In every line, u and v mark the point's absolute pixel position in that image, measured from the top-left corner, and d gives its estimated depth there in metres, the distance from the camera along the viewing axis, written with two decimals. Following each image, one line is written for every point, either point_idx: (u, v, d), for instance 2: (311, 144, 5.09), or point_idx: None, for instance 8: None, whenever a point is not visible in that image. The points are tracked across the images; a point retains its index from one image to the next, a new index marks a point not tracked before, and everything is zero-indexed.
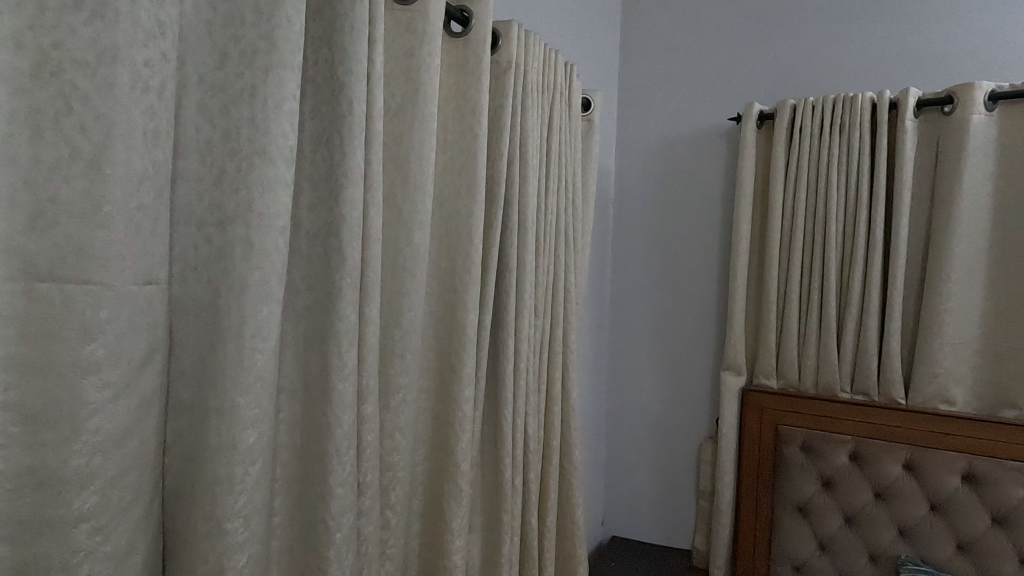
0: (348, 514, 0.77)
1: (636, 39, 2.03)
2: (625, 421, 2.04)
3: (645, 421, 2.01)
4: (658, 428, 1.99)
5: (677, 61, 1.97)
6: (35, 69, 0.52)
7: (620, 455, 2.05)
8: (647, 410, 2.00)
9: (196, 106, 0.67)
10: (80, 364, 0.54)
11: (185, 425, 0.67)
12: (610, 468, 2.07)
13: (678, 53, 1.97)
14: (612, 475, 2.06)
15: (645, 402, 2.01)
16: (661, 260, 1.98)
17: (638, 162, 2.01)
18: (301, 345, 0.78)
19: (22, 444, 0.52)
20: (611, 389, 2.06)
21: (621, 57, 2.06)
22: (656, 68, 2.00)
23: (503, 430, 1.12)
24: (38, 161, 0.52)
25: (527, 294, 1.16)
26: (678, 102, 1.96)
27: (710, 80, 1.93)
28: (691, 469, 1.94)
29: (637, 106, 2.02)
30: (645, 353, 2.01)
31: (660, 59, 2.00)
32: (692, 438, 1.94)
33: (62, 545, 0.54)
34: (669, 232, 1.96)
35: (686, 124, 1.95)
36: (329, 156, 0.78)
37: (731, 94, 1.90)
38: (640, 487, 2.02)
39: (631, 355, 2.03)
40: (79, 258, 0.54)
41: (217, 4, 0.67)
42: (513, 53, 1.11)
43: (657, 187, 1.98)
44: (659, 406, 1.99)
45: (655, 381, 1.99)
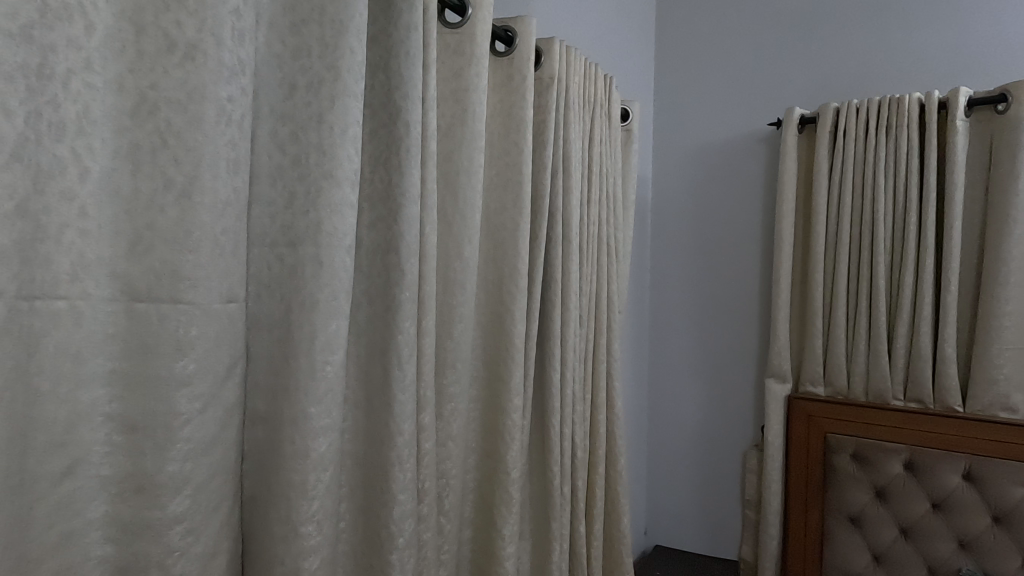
0: (409, 520, 0.80)
1: (671, 47, 2.04)
2: (666, 428, 2.03)
3: (687, 430, 2.00)
4: (700, 436, 1.97)
5: (714, 67, 1.97)
6: (135, 109, 0.57)
7: (662, 463, 2.04)
8: (689, 419, 1.99)
9: (268, 134, 0.71)
10: (173, 377, 0.58)
11: (261, 434, 0.71)
12: (652, 476, 2.06)
13: (714, 60, 1.97)
14: (654, 484, 2.05)
15: (687, 410, 2.00)
16: (700, 267, 1.97)
17: (675, 171, 2.01)
18: (363, 357, 0.82)
19: (124, 451, 0.57)
20: (651, 397, 2.06)
21: (657, 65, 2.06)
22: (692, 75, 2.00)
23: (551, 437, 1.14)
24: (138, 192, 0.58)
25: (572, 304, 1.18)
26: (715, 109, 1.95)
27: (747, 86, 1.91)
28: (735, 478, 1.92)
29: (674, 114, 2.02)
30: (685, 360, 2.00)
31: (696, 66, 2.00)
32: (736, 446, 1.92)
33: (159, 546, 0.58)
34: (707, 238, 1.96)
35: (725, 130, 1.94)
36: (387, 176, 0.82)
37: (769, 100, 1.88)
38: (683, 496, 2.00)
39: (671, 362, 2.02)
40: (172, 280, 0.58)
41: (286, 38, 0.72)
42: (555, 69, 1.14)
43: (695, 194, 1.97)
44: (700, 414, 1.97)
45: (696, 389, 1.98)
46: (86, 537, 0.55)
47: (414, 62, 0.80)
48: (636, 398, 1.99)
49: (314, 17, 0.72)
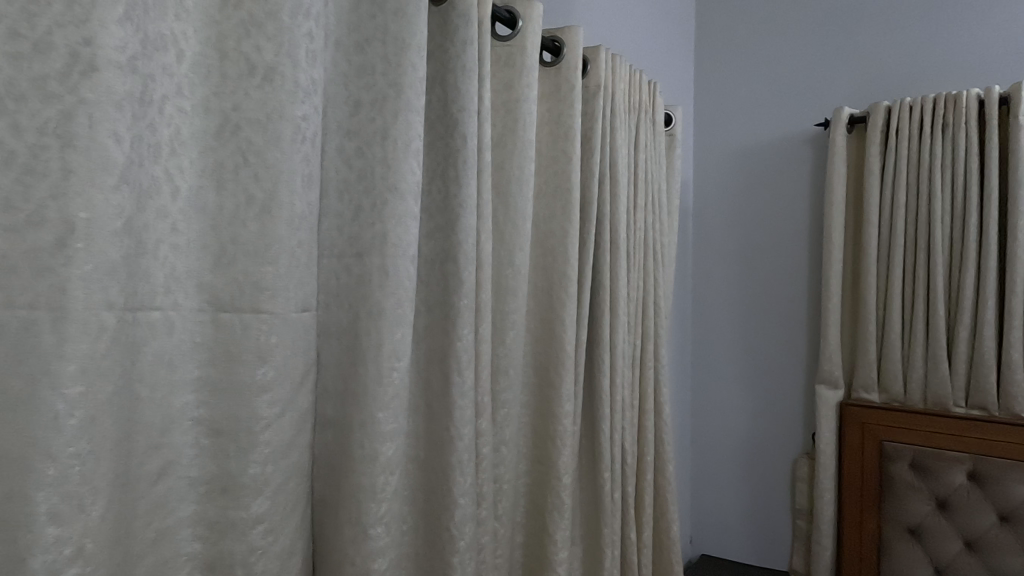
0: (470, 524, 0.82)
1: (711, 51, 2.02)
2: (710, 435, 2.00)
3: (733, 437, 1.96)
4: (747, 442, 1.93)
5: (756, 69, 1.94)
6: (219, 130, 0.61)
7: (706, 470, 2.01)
8: (734, 426, 1.96)
9: (336, 149, 0.74)
10: (255, 384, 0.61)
11: (332, 438, 0.73)
12: (696, 484, 2.02)
13: (755, 62, 1.94)
14: (698, 491, 2.02)
15: (732, 416, 1.96)
16: (743, 271, 1.94)
17: (716, 174, 1.98)
18: (423, 363, 0.85)
19: (210, 453, 0.61)
20: (694, 402, 2.03)
21: (696, 69, 2.05)
22: (733, 78, 1.98)
23: (601, 443, 1.14)
24: (222, 208, 0.61)
25: (620, 309, 1.18)
26: (757, 111, 1.92)
27: (792, 87, 1.88)
28: (784, 486, 1.87)
29: (714, 118, 2.00)
30: (730, 366, 1.96)
31: (736, 69, 1.97)
32: (785, 454, 1.87)
33: (243, 544, 0.61)
34: (750, 242, 1.93)
35: (768, 132, 1.91)
36: (444, 188, 0.84)
37: (815, 101, 1.84)
38: (729, 504, 1.96)
39: (715, 369, 1.99)
40: (254, 291, 0.61)
41: (351, 58, 0.75)
42: (601, 77, 1.15)
43: (737, 198, 1.94)
44: (746, 421, 1.94)
45: (742, 395, 1.94)
46: (178, 535, 0.59)
47: (471, 75, 0.82)
48: (679, 403, 1.97)
49: (377, 36, 0.75)
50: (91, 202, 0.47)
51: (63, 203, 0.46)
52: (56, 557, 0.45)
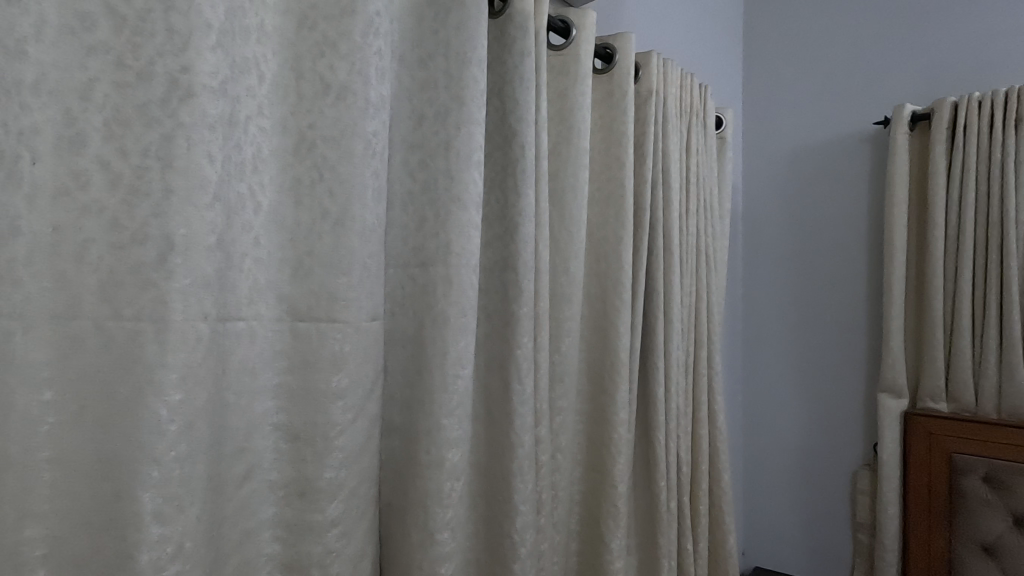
0: (531, 530, 0.82)
1: (760, 50, 1.98)
2: (763, 443, 1.94)
3: (788, 447, 1.90)
4: (802, 452, 1.87)
5: (808, 67, 1.88)
6: (296, 147, 0.64)
7: (759, 480, 1.95)
8: (788, 435, 1.90)
9: (401, 162, 0.77)
10: (331, 391, 0.63)
11: (398, 443, 0.75)
12: (748, 494, 1.97)
13: (808, 59, 1.88)
14: (750, 501, 1.96)
15: (786, 424, 1.90)
16: (797, 275, 1.88)
17: (768, 176, 1.94)
18: (483, 371, 0.86)
19: (289, 457, 0.63)
20: (746, 410, 1.98)
21: (745, 69, 2.01)
22: (784, 77, 1.92)
23: (656, 451, 1.13)
24: (299, 221, 0.64)
25: (674, 315, 1.16)
26: (810, 110, 1.87)
27: (847, 84, 1.81)
28: (843, 498, 1.80)
29: (764, 119, 1.95)
30: (784, 373, 1.91)
31: (787, 67, 1.92)
32: (843, 465, 1.80)
33: (319, 546, 0.63)
34: (803, 245, 1.87)
35: (822, 132, 1.85)
36: (503, 197, 0.85)
37: (872, 97, 1.77)
38: (784, 515, 1.90)
39: (768, 376, 1.94)
40: (329, 301, 0.63)
41: (415, 73, 0.77)
42: (653, 82, 1.14)
43: (789, 200, 1.89)
44: (801, 430, 1.87)
45: (797, 402, 1.88)
46: (260, 536, 0.61)
47: (528, 85, 0.83)
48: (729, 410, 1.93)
49: (439, 51, 0.76)
50: (189, 220, 0.50)
51: (164, 221, 0.49)
52: (159, 555, 0.48)
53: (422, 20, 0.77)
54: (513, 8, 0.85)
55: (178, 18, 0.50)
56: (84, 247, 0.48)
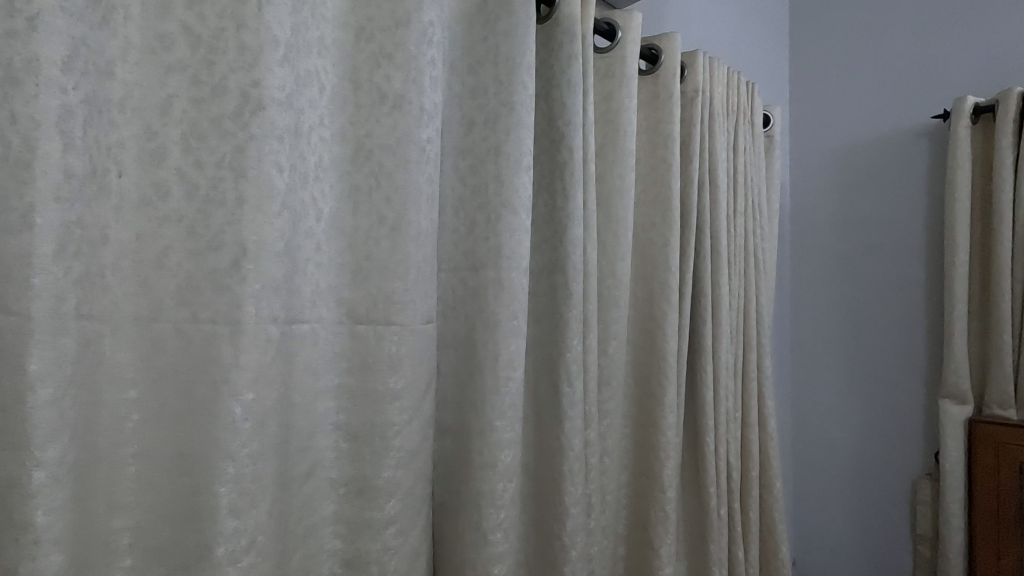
0: (582, 534, 0.82)
1: (808, 47, 1.92)
2: (814, 451, 1.88)
3: (842, 455, 1.82)
4: (857, 461, 1.80)
5: (858, 62, 1.81)
6: (354, 155, 0.66)
7: (811, 489, 1.89)
8: (842, 442, 1.82)
9: (451, 168, 0.78)
10: (388, 392, 0.65)
11: (451, 444, 0.77)
12: (800, 503, 1.91)
13: (858, 54, 1.81)
14: (802, 510, 1.90)
15: (839, 432, 1.83)
16: (849, 276, 1.81)
17: (816, 174, 1.87)
18: (532, 373, 0.87)
19: (349, 457, 0.65)
20: (797, 416, 1.92)
21: (792, 66, 1.96)
22: (833, 74, 1.86)
23: (706, 455, 1.11)
24: (358, 227, 0.66)
25: (723, 318, 1.14)
26: (861, 106, 1.80)
27: (902, 76, 1.73)
28: (902, 510, 1.71)
29: (812, 116, 1.89)
30: (836, 379, 1.83)
31: (836, 62, 1.86)
32: (902, 476, 1.72)
33: (377, 543, 0.64)
34: (856, 245, 1.79)
35: (875, 127, 1.77)
36: (551, 200, 0.86)
37: (931, 89, 1.68)
38: (838, 526, 1.83)
39: (819, 382, 1.87)
40: (386, 304, 0.65)
41: (465, 80, 0.79)
42: (699, 82, 1.12)
43: (840, 199, 1.82)
44: (856, 438, 1.80)
45: (851, 410, 1.81)
46: (322, 532, 0.63)
47: (576, 89, 0.83)
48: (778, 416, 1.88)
49: (489, 58, 0.78)
50: (260, 227, 0.52)
51: (237, 228, 0.52)
52: (234, 548, 0.50)
53: (471, 28, 0.79)
54: (561, 12, 0.85)
55: (249, 35, 0.53)
56: (164, 254, 0.51)
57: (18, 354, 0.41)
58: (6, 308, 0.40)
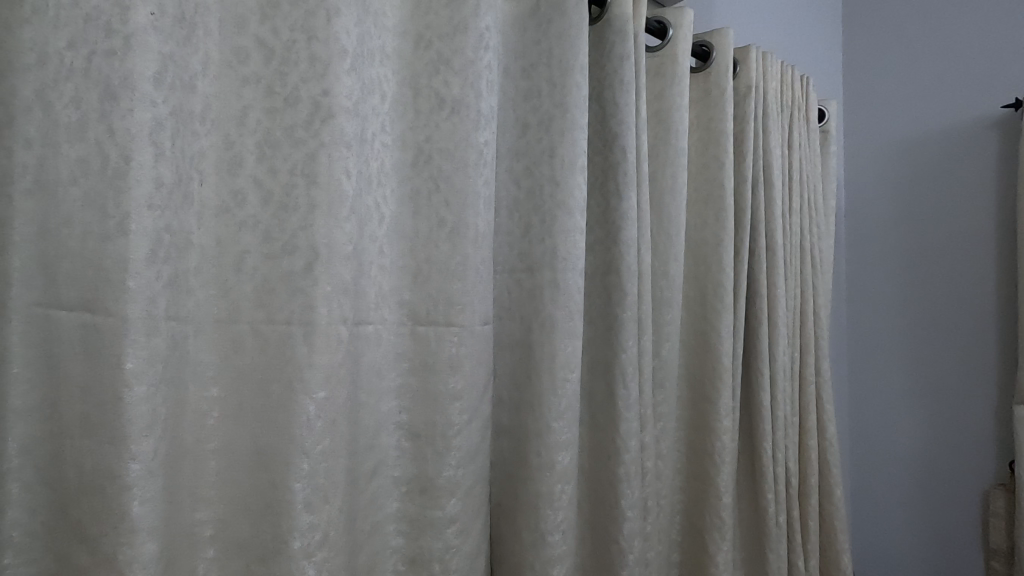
0: (638, 537, 0.81)
1: (863, 27, 1.73)
2: (873, 468, 1.69)
3: (905, 471, 1.64)
4: (923, 480, 1.61)
5: (921, 44, 1.62)
6: (414, 159, 0.67)
7: (870, 509, 1.70)
8: (906, 455, 1.63)
9: (506, 171, 0.79)
10: (448, 392, 0.66)
11: (508, 445, 0.77)
12: (859, 520, 1.72)
13: (920, 34, 1.62)
14: (862, 527, 1.71)
15: (902, 448, 1.65)
16: (912, 268, 1.62)
17: (873, 156, 1.69)
18: (586, 375, 0.86)
19: (411, 456, 0.66)
20: (852, 430, 1.74)
21: (842, 41, 1.77)
22: (891, 57, 1.68)
23: (762, 461, 1.08)
24: (417, 230, 0.67)
25: (780, 319, 1.11)
26: (921, 85, 1.61)
27: (972, 46, 1.54)
28: (977, 534, 1.52)
29: (867, 93, 1.72)
30: (897, 390, 1.65)
31: (895, 44, 1.67)
32: (975, 497, 1.53)
33: (439, 541, 0.65)
34: (921, 233, 1.61)
35: (938, 106, 1.59)
36: (604, 201, 0.85)
37: (1003, 61, 1.49)
38: (903, 552, 1.63)
39: (877, 392, 1.69)
40: (446, 305, 0.66)
41: (519, 84, 0.80)
42: (753, 78, 1.10)
43: (900, 186, 1.64)
44: (922, 455, 1.61)
45: (915, 423, 1.63)
46: (386, 529, 0.65)
47: (629, 88, 0.83)
48: (831, 429, 1.71)
49: (542, 60, 0.78)
50: (330, 232, 0.54)
51: (309, 232, 0.53)
52: (308, 542, 0.51)
53: (524, 32, 0.80)
54: (613, 12, 0.85)
55: (319, 46, 0.55)
56: (241, 257, 0.54)
57: (117, 352, 0.44)
58: (106, 309, 0.44)
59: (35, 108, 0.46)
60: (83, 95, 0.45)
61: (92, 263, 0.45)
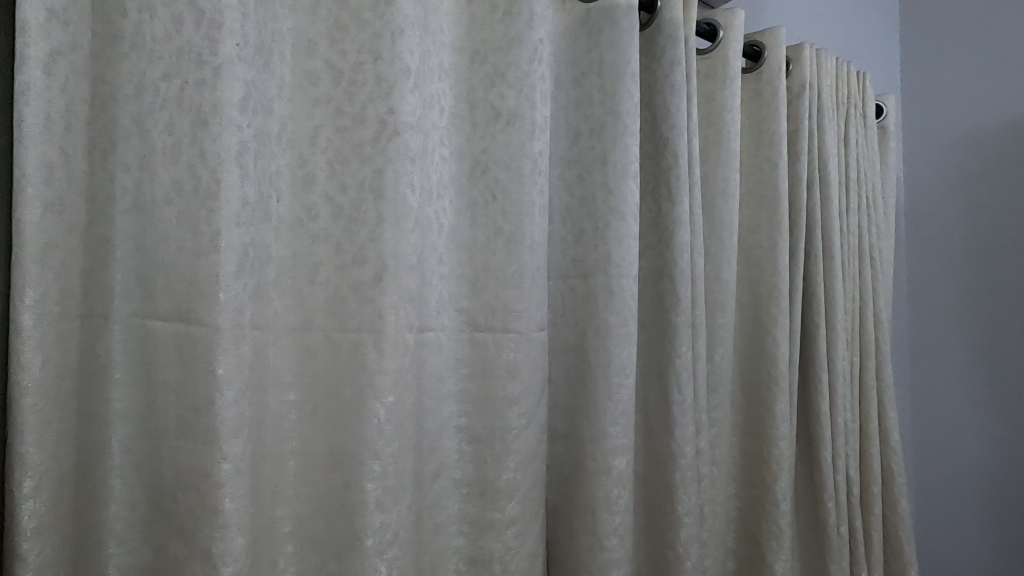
0: (695, 544, 0.80)
1: (922, 8, 1.59)
2: (946, 489, 1.51)
3: (985, 493, 1.45)
4: (1006, 504, 1.41)
5: (990, 21, 1.46)
6: (471, 171, 0.69)
7: (945, 537, 1.51)
8: (985, 475, 1.45)
9: (558, 179, 0.81)
10: (507, 397, 0.67)
11: (563, 449, 0.78)
12: (924, 535, 1.54)
13: (989, 11, 1.47)
14: (928, 544, 1.53)
15: (980, 467, 1.46)
16: (984, 258, 1.46)
17: (939, 134, 1.54)
18: (640, 380, 0.86)
19: (471, 459, 0.68)
20: (921, 446, 1.56)
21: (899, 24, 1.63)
22: (956, 38, 1.52)
23: (822, 468, 1.05)
24: (475, 240, 0.69)
25: (838, 322, 1.08)
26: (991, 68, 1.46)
27: None
28: None
29: (931, 69, 1.56)
30: (971, 403, 1.47)
31: (960, 23, 1.52)
32: None
33: (499, 543, 0.67)
34: (991, 218, 1.44)
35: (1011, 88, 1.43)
36: (656, 206, 0.85)
37: None
38: None
39: (947, 405, 1.51)
40: (505, 313, 0.68)
41: (570, 93, 0.81)
42: (807, 76, 1.07)
43: (969, 176, 1.48)
44: (1004, 475, 1.42)
45: (994, 439, 1.43)
46: (448, 529, 0.67)
47: (680, 93, 0.83)
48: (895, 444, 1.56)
49: (593, 69, 0.79)
50: (396, 244, 0.56)
51: (378, 244, 0.56)
52: (380, 541, 0.54)
53: (575, 42, 0.81)
54: (663, 18, 0.85)
55: (384, 67, 0.57)
56: (315, 269, 0.57)
57: (210, 360, 0.47)
58: (201, 320, 0.48)
59: (132, 135, 0.50)
60: (176, 122, 0.49)
61: (187, 278, 0.48)
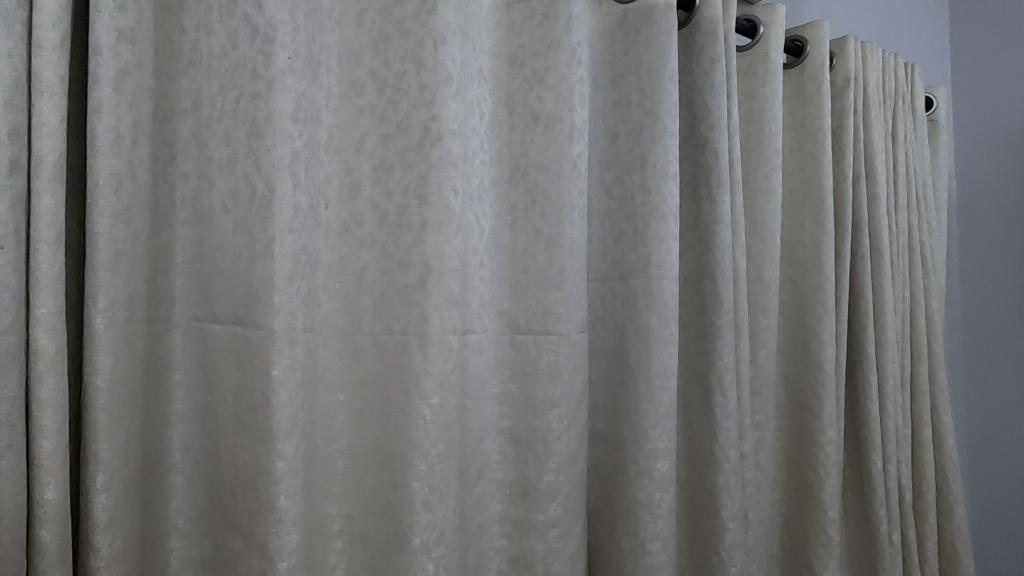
0: (740, 550, 0.79)
1: None
2: (1008, 502, 1.40)
3: None
4: None
5: None
6: (511, 175, 0.70)
7: (1008, 554, 1.40)
8: None
9: (597, 181, 0.81)
10: (548, 399, 0.67)
11: (604, 452, 0.78)
12: (984, 548, 1.44)
13: None
14: (990, 562, 1.43)
15: None
16: None
17: (997, 118, 1.42)
18: (681, 383, 0.85)
19: (513, 460, 0.69)
20: (978, 456, 1.46)
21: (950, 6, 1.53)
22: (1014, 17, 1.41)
23: (872, 474, 1.01)
24: (515, 243, 0.70)
25: (888, 323, 1.04)
26: None
27: None
28: None
29: (986, 53, 1.46)
30: None
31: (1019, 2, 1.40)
32: None
33: (542, 544, 0.67)
34: None
35: None
36: (697, 206, 0.84)
37: None
38: None
39: (1008, 412, 1.41)
40: (545, 315, 0.68)
41: (608, 94, 0.81)
42: (851, 69, 1.04)
43: None
44: None
45: None
46: (491, 530, 0.67)
47: (720, 91, 0.81)
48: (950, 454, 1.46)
49: (631, 70, 0.78)
50: (440, 249, 0.57)
51: (422, 249, 0.57)
52: (428, 539, 0.55)
53: (612, 43, 0.80)
54: (701, 16, 0.84)
55: (427, 75, 0.59)
56: (361, 273, 0.58)
57: (266, 361, 0.49)
58: (258, 323, 0.50)
59: (192, 147, 0.53)
60: (233, 134, 0.52)
61: (244, 282, 0.51)
